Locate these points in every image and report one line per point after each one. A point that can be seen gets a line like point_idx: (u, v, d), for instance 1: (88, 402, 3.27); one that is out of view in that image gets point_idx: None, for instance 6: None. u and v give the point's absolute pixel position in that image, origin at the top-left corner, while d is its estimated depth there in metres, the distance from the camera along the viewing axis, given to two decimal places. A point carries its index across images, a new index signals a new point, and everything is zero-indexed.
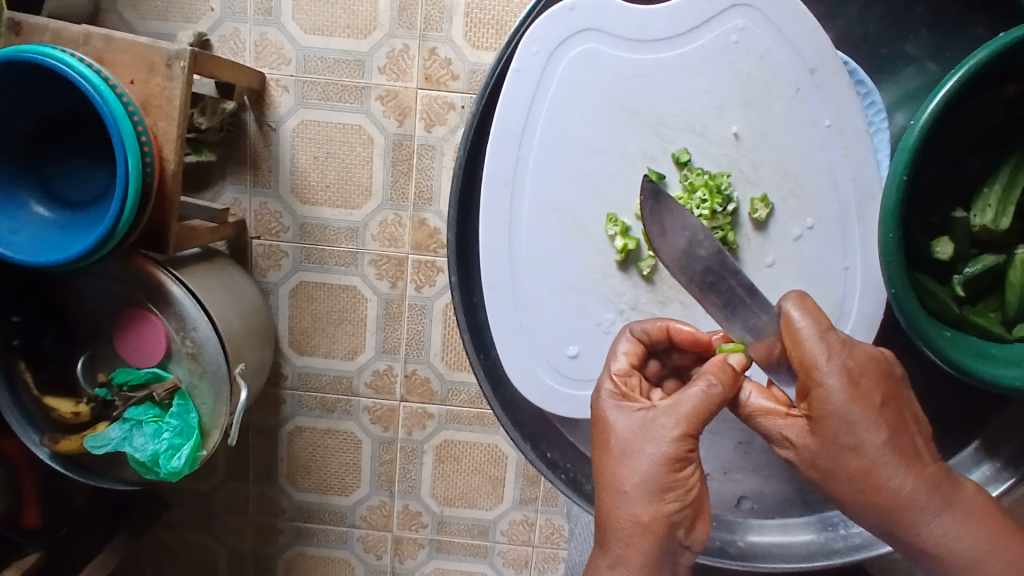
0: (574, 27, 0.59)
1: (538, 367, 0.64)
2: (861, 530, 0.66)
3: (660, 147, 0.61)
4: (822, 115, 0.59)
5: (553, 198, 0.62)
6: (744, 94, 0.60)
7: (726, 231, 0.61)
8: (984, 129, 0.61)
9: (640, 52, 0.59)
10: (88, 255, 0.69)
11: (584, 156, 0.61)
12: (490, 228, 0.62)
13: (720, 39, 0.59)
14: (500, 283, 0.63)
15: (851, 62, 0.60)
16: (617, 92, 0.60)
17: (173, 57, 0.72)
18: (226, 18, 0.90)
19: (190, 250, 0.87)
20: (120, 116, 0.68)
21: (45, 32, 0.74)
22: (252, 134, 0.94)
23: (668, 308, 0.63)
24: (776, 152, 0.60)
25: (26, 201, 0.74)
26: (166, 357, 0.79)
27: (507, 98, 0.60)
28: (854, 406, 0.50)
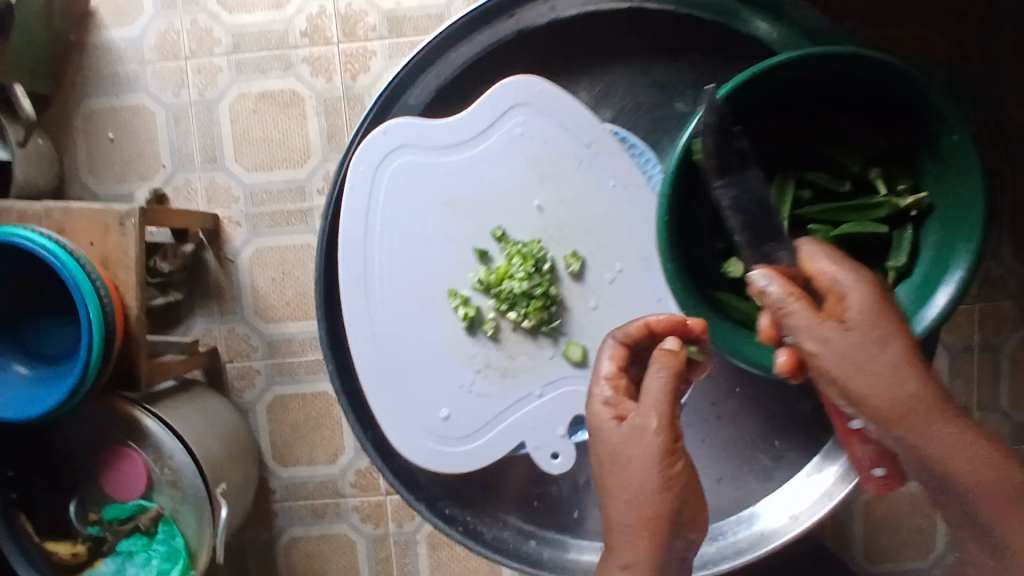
0: (388, 147, 0.66)
1: (420, 435, 0.68)
2: (747, 534, 0.73)
3: (479, 228, 0.68)
4: (606, 177, 0.66)
5: (402, 288, 0.69)
6: (538, 174, 0.67)
7: (547, 286, 0.66)
8: (747, 164, 0.69)
9: (446, 156, 0.67)
10: (64, 404, 0.76)
11: (421, 247, 0.68)
12: (354, 324, 0.69)
13: (507, 134, 0.66)
14: (371, 371, 0.69)
15: (621, 131, 0.67)
16: (437, 191, 0.68)
17: (125, 216, 0.82)
18: (178, 171, 1.01)
19: (163, 384, 0.94)
20: (77, 272, 0.76)
21: (11, 213, 0.84)
22: (213, 268, 1.02)
23: (517, 360, 0.68)
24: (577, 215, 0.67)
25: (10, 364, 0.82)
26: (148, 487, 0.84)
27: (345, 214, 0.68)
28: (864, 325, 0.51)
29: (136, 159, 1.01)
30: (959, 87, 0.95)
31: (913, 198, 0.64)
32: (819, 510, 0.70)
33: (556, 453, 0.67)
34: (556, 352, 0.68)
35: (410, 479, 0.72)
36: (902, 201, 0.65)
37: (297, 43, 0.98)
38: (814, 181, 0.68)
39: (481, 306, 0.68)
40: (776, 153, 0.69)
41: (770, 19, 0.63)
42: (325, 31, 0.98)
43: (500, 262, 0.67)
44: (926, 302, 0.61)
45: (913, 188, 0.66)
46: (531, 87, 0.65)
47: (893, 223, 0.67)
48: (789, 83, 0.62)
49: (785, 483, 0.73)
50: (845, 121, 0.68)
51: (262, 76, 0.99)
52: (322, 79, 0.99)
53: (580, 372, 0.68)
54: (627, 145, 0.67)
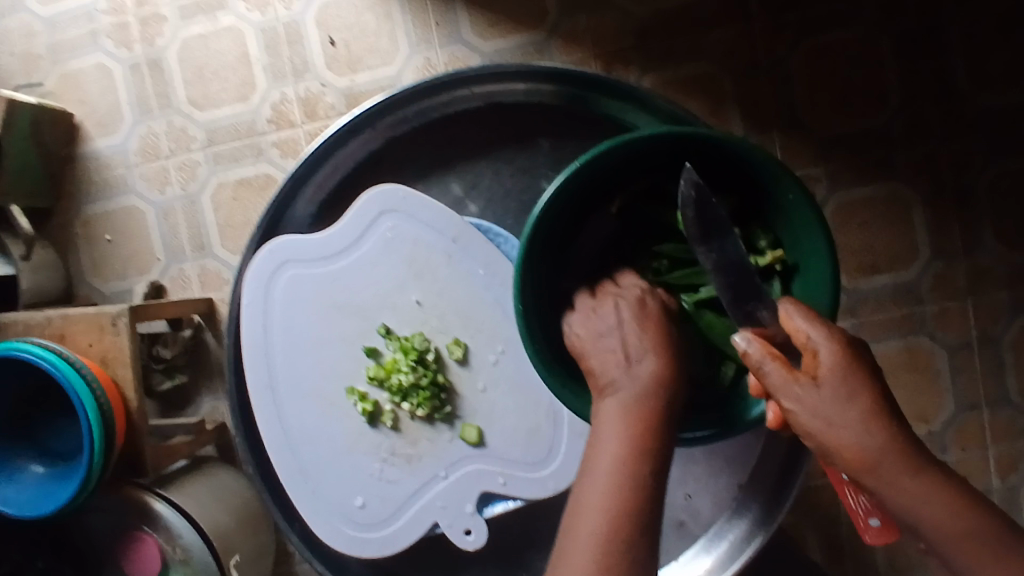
0: (274, 264, 0.69)
1: (338, 523, 0.70)
2: None
3: (367, 326, 0.70)
4: (475, 267, 0.69)
5: (305, 390, 0.70)
6: (414, 270, 0.69)
7: (433, 375, 0.68)
8: (602, 241, 0.67)
9: (327, 265, 0.69)
10: (73, 499, 0.82)
11: (317, 349, 0.70)
12: (268, 428, 0.70)
13: (380, 238, 0.69)
14: (288, 470, 0.70)
15: (483, 223, 0.70)
16: (325, 296, 0.70)
17: (117, 316, 0.89)
18: (172, 262, 1.08)
19: (177, 464, 1.00)
20: (74, 376, 0.82)
21: (18, 324, 0.92)
22: (214, 348, 1.08)
23: (419, 446, 0.69)
24: (452, 304, 0.69)
25: (31, 467, 0.89)
26: (163, 567, 0.89)
27: (245, 329, 0.70)
28: (834, 383, 0.48)
29: (134, 257, 1.09)
30: (912, 84, 0.94)
31: (772, 254, 0.62)
32: (732, 564, 0.70)
33: (468, 529, 0.68)
34: (454, 436, 0.69)
35: (342, 564, 0.73)
36: (762, 258, 0.62)
37: (265, 129, 1.05)
38: (670, 252, 0.66)
39: (379, 399, 0.69)
40: (635, 228, 0.67)
41: (636, 108, 0.66)
42: (289, 115, 1.04)
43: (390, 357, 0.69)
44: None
45: (773, 245, 0.63)
46: (393, 194, 0.67)
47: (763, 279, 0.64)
48: (622, 161, 0.60)
49: (698, 538, 0.73)
50: None
51: (237, 164, 1.06)
52: (291, 159, 1.04)
53: (480, 452, 0.69)
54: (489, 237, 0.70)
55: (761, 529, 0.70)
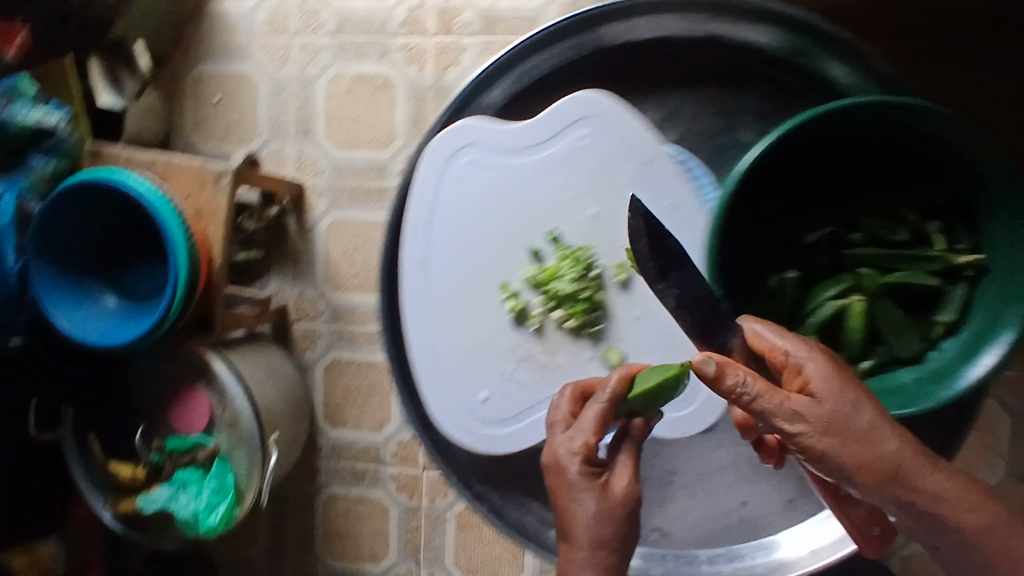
0: (461, 146, 0.72)
1: (460, 407, 0.74)
2: (766, 559, 0.73)
3: (536, 228, 0.73)
4: (659, 195, 0.70)
5: (460, 274, 0.75)
6: (596, 185, 0.72)
7: (592, 291, 0.72)
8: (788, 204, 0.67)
9: (512, 158, 0.73)
10: (147, 337, 0.83)
11: (482, 240, 0.75)
12: (415, 300, 0.75)
13: (568, 146, 0.71)
14: (425, 344, 0.76)
15: (682, 152, 0.69)
16: (503, 190, 0.74)
17: (221, 175, 0.89)
18: (272, 140, 1.08)
19: (236, 333, 1.01)
20: (171, 222, 0.83)
21: (120, 159, 0.93)
22: (293, 232, 1.09)
23: (557, 356, 0.73)
24: (628, 226, 0.71)
25: (101, 296, 0.90)
26: (209, 425, 0.91)
27: (420, 201, 0.75)
28: (831, 389, 0.55)
29: (236, 125, 1.09)
30: None
31: (970, 255, 0.62)
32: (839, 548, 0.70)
33: None
34: (595, 354, 0.72)
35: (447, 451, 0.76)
36: (958, 257, 0.62)
37: (395, 32, 1.04)
38: (867, 226, 0.66)
39: (528, 302, 0.74)
40: (836, 195, 0.67)
41: (851, 64, 0.63)
42: (422, 23, 1.03)
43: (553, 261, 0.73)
44: (972, 363, 0.59)
45: (973, 249, 0.63)
46: (597, 103, 0.70)
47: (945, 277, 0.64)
48: (833, 128, 0.60)
49: (803, 519, 0.73)
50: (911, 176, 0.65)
51: (360, 59, 1.05)
52: (414, 67, 1.04)
53: None
54: (685, 168, 0.69)
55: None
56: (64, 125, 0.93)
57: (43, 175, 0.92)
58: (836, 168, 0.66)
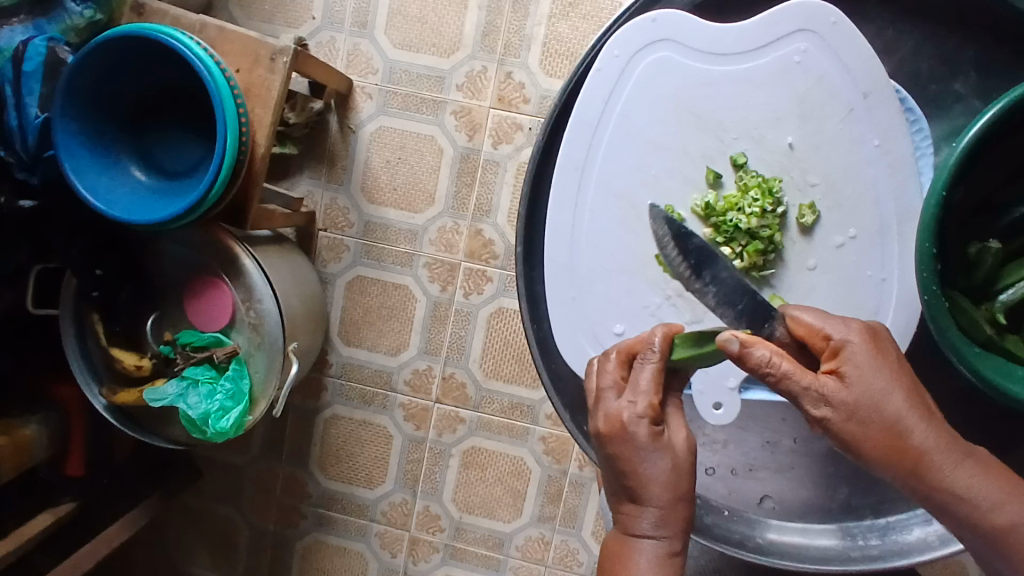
0: (653, 37, 0.63)
1: (585, 339, 0.67)
2: (878, 543, 0.67)
3: (719, 149, 0.64)
4: (870, 135, 0.62)
5: (617, 188, 0.65)
6: (801, 110, 0.62)
7: (773, 230, 0.63)
8: (1007, 172, 0.59)
9: (707, 64, 0.63)
10: (182, 216, 0.76)
11: (650, 152, 0.65)
12: (557, 207, 0.66)
13: (782, 59, 0.62)
14: (557, 260, 0.67)
15: (903, 91, 0.60)
16: (687, 98, 0.64)
17: (278, 52, 0.80)
18: (325, 28, 0.99)
19: (262, 232, 0.93)
20: (225, 94, 0.74)
21: (165, 16, 0.82)
22: (333, 134, 1.01)
23: (713, 298, 0.65)
24: (825, 163, 0.63)
25: (126, 165, 0.82)
26: (229, 324, 0.84)
27: (587, 94, 0.65)
28: (869, 369, 0.52)
29: (287, 4, 0.99)
30: None
31: None
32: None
33: (719, 404, 0.66)
34: None
35: (560, 381, 0.68)
36: None
37: None
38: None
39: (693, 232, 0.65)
40: None
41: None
42: None
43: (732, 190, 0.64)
44: None
45: None
46: (824, 15, 0.60)
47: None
48: None
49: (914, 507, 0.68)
50: None
51: None
52: None
53: None
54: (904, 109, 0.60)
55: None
56: None
57: (79, 23, 0.82)
58: None
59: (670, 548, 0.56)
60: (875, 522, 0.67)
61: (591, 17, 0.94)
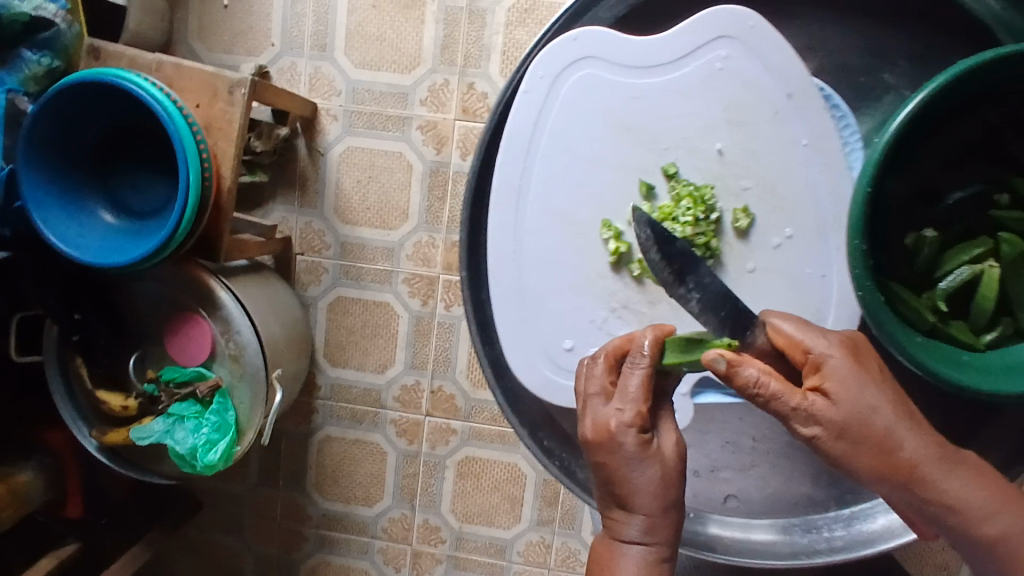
0: (576, 54, 0.63)
1: (537, 359, 0.67)
2: (843, 533, 0.68)
3: (651, 160, 0.64)
4: (799, 134, 0.62)
5: (555, 206, 0.66)
6: (728, 115, 0.63)
7: (710, 237, 0.63)
8: (940, 159, 0.62)
9: (632, 77, 0.64)
10: (150, 257, 0.76)
11: (585, 168, 0.65)
12: (497, 230, 0.67)
13: (704, 67, 0.63)
14: (503, 281, 0.67)
15: (828, 88, 0.62)
16: (615, 112, 0.64)
17: (235, 85, 0.81)
18: (285, 53, 0.99)
19: (238, 262, 0.94)
20: (184, 132, 0.75)
21: (122, 58, 0.83)
22: (303, 158, 1.01)
23: (658, 308, 0.65)
24: (758, 166, 0.63)
25: (94, 209, 0.82)
26: (210, 357, 0.85)
27: (517, 116, 0.65)
28: (856, 383, 0.52)
29: (246, 33, 1.00)
30: None
31: None
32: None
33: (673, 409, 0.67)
34: None
35: (516, 401, 0.71)
36: None
37: None
38: (1019, 187, 0.61)
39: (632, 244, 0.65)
40: (983, 146, 0.62)
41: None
42: None
43: (667, 201, 0.64)
44: None
45: None
46: (742, 20, 0.61)
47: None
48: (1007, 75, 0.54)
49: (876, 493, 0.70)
50: None
51: None
52: None
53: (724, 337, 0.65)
54: (830, 105, 0.62)
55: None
56: (63, 17, 0.82)
57: (38, 71, 0.83)
58: (1004, 120, 0.60)
59: (658, 554, 0.55)
60: (836, 512, 0.69)
61: (548, 22, 0.94)
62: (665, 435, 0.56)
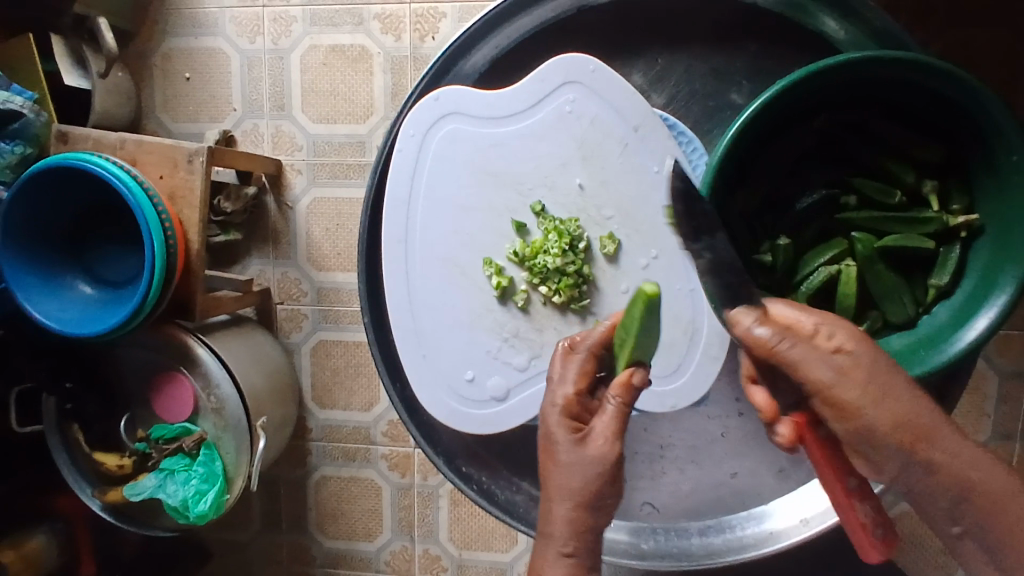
0: (439, 113, 0.69)
1: (442, 392, 0.72)
2: (754, 530, 0.72)
3: (519, 201, 0.70)
4: (650, 163, 0.67)
5: (439, 251, 0.71)
6: (583, 152, 0.68)
7: (580, 265, 0.68)
8: (786, 169, 0.66)
9: (491, 126, 0.69)
10: (124, 324, 0.81)
11: (461, 213, 0.71)
12: (391, 279, 0.72)
13: (556, 111, 0.68)
14: (403, 325, 0.72)
15: (671, 118, 0.68)
16: (482, 160, 0.70)
17: (194, 154, 0.86)
18: (247, 116, 1.05)
19: (218, 317, 0.99)
20: (145, 206, 0.80)
21: (88, 140, 0.89)
22: (272, 213, 1.07)
23: (544, 334, 0.70)
24: (616, 196, 0.68)
25: (74, 283, 0.88)
26: (194, 412, 0.89)
27: (394, 173, 0.71)
28: (865, 360, 0.47)
29: (209, 102, 1.06)
30: None
31: (964, 218, 0.62)
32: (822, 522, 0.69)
33: None
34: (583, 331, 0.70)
35: (432, 434, 0.76)
36: (953, 220, 0.63)
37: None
38: (860, 187, 0.66)
39: (514, 277, 0.71)
40: (822, 153, 0.67)
41: (840, 16, 0.62)
42: None
43: (538, 236, 0.69)
44: (962, 330, 0.60)
45: (965, 210, 0.64)
46: (582, 65, 0.66)
47: (940, 239, 0.65)
48: (830, 86, 0.59)
49: (797, 487, 0.72)
50: (894, 126, 0.65)
51: (334, 29, 1.02)
52: (391, 37, 1.00)
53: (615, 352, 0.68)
54: (676, 133, 0.68)
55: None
56: (30, 107, 0.90)
57: (13, 159, 0.90)
58: (836, 126, 0.66)
59: (590, 556, 0.51)
60: (746, 511, 0.73)
61: None
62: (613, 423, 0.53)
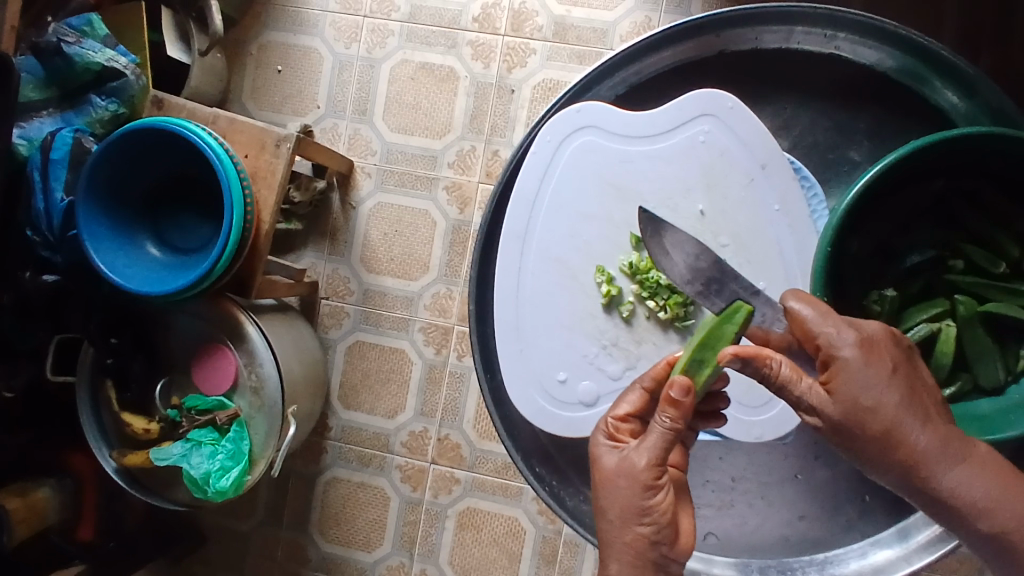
0: (577, 124, 0.70)
1: (532, 390, 0.72)
2: None
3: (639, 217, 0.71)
4: (771, 201, 0.68)
5: (553, 253, 0.72)
6: (707, 179, 0.69)
7: None
8: (896, 224, 0.68)
9: (625, 144, 0.70)
10: (187, 289, 0.82)
11: (580, 220, 0.72)
12: (502, 274, 0.73)
13: (688, 139, 0.69)
14: (505, 318, 0.73)
15: (797, 162, 0.69)
16: (608, 174, 0.71)
17: (282, 139, 0.89)
18: (329, 115, 1.09)
19: (267, 301, 1.00)
20: (232, 176, 0.83)
21: (183, 111, 0.93)
22: (335, 210, 1.09)
23: (642, 346, 0.71)
24: (733, 226, 0.69)
25: (143, 242, 0.90)
26: (232, 388, 0.90)
27: (524, 173, 0.72)
28: (862, 368, 0.54)
29: (295, 96, 1.10)
30: None
31: None
32: (892, 572, 0.67)
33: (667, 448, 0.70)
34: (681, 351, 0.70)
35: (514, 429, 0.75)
36: None
37: (467, 26, 1.05)
38: (969, 254, 0.68)
39: (623, 288, 0.70)
40: (933, 214, 0.69)
41: (961, 93, 0.64)
42: (495, 21, 1.04)
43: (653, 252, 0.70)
44: None
45: None
46: (721, 100, 0.68)
47: None
48: (958, 153, 0.61)
49: (859, 541, 0.70)
50: (1005, 199, 0.67)
51: (427, 48, 1.07)
52: (480, 64, 1.05)
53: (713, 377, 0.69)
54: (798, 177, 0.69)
55: (926, 553, 0.66)
56: (132, 70, 0.93)
57: (104, 115, 0.93)
58: (951, 191, 0.68)
59: (648, 550, 0.55)
60: (809, 555, 0.70)
61: None
62: (663, 444, 0.56)
